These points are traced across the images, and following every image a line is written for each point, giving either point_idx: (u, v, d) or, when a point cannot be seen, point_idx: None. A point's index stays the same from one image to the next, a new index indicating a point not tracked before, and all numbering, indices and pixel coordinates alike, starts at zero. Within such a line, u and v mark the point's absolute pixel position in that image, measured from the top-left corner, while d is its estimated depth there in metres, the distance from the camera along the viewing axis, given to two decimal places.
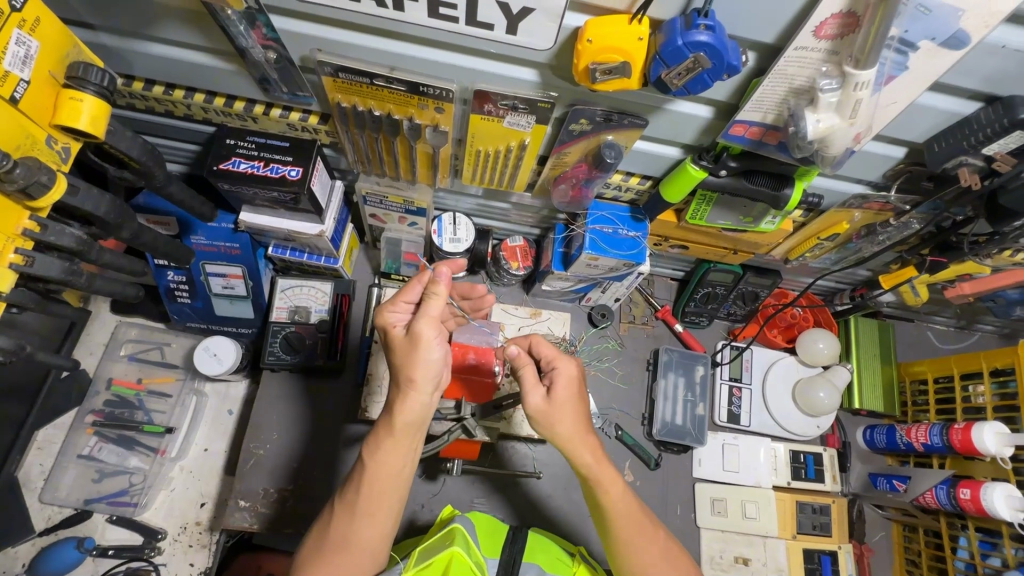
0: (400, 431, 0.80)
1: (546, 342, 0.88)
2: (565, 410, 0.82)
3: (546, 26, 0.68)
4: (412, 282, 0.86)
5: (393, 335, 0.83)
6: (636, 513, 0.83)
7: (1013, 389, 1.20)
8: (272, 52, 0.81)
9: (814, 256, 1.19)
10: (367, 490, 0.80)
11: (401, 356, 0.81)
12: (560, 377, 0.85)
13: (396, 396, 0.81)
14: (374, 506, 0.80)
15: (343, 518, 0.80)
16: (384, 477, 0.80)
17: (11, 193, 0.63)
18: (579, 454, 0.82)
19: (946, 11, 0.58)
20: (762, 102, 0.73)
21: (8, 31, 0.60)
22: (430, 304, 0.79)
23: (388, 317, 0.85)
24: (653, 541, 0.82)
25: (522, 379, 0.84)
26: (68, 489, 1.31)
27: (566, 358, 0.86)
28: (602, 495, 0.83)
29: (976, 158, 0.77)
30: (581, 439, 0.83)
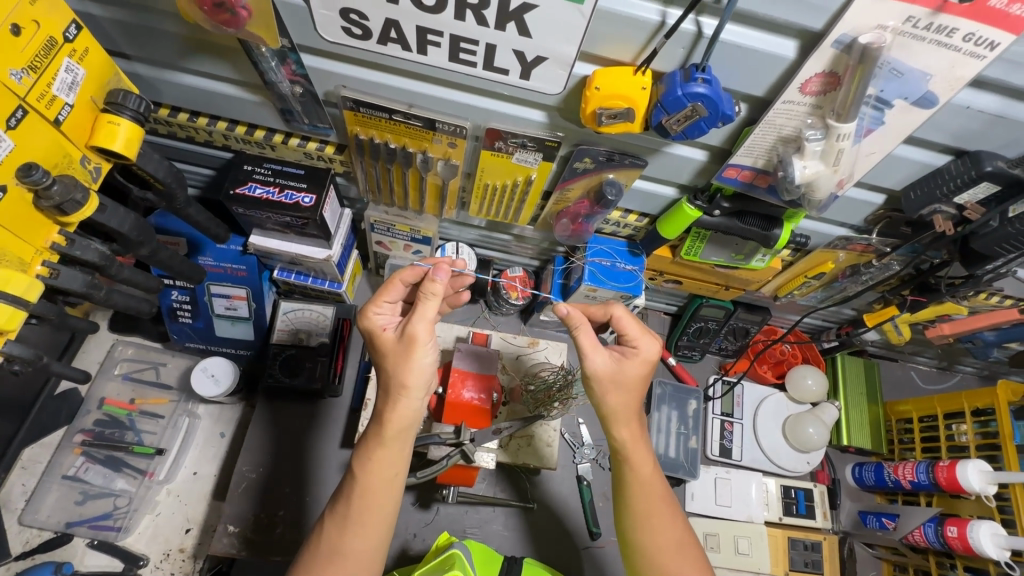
0: (390, 438, 0.83)
1: (633, 320, 0.88)
2: (624, 381, 0.87)
3: (556, 73, 0.74)
4: (393, 283, 0.90)
5: (382, 335, 0.86)
6: (659, 492, 0.89)
7: (995, 429, 1.24)
8: (299, 87, 0.86)
9: (802, 294, 1.24)
10: (358, 500, 0.81)
11: (394, 359, 0.84)
12: (638, 357, 0.88)
13: (387, 401, 0.84)
14: (366, 517, 0.81)
15: (334, 531, 0.80)
16: (375, 487, 0.82)
17: (46, 209, 0.66)
18: (617, 428, 0.90)
19: (916, 75, 0.65)
20: (753, 148, 0.79)
21: (59, 60, 0.65)
22: (426, 306, 0.83)
23: (375, 320, 0.88)
24: (668, 518, 0.88)
25: (584, 344, 0.86)
26: (49, 511, 1.28)
27: (650, 339, 0.89)
28: (628, 476, 0.90)
29: (948, 206, 0.84)
30: (625, 416, 0.90)
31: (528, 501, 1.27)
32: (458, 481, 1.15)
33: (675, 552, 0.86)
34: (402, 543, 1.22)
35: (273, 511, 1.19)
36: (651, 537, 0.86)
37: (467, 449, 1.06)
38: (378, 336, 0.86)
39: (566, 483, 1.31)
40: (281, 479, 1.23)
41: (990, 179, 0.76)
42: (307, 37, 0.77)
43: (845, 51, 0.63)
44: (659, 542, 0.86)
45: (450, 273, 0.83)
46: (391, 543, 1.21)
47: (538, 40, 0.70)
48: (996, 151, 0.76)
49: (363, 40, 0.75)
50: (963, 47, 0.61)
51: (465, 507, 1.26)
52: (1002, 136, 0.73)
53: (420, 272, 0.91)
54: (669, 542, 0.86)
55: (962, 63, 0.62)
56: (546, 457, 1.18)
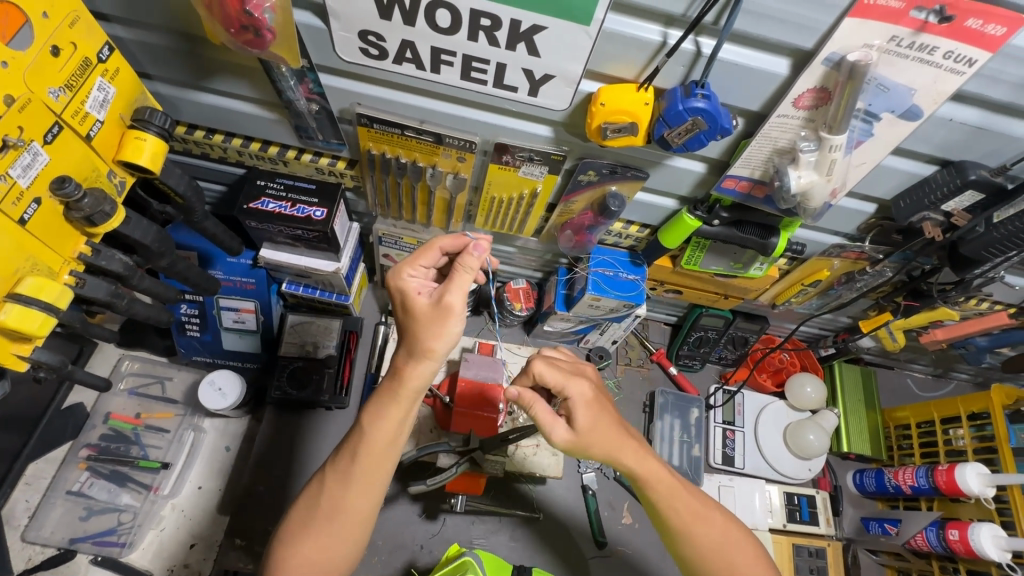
0: (405, 397, 0.81)
1: (548, 369, 0.85)
2: (594, 433, 0.83)
3: (563, 90, 0.78)
4: (429, 248, 0.87)
5: (414, 298, 0.81)
6: (690, 500, 0.87)
7: (990, 432, 1.26)
8: (315, 104, 0.90)
9: (799, 302, 1.28)
10: (363, 457, 0.80)
11: (425, 324, 0.79)
12: (577, 405, 0.84)
13: (409, 363, 0.80)
14: (368, 474, 0.80)
15: (336, 488, 0.80)
16: (381, 444, 0.80)
17: (76, 220, 0.69)
18: (622, 462, 0.84)
19: (900, 90, 0.70)
20: (750, 160, 0.84)
21: (92, 79, 0.68)
22: (464, 278, 0.79)
23: (407, 280, 0.84)
24: (707, 520, 0.86)
25: (540, 420, 0.84)
26: (53, 528, 1.27)
27: (576, 381, 0.85)
28: (652, 496, 0.86)
29: (936, 213, 0.88)
30: (621, 448, 0.84)
31: (535, 511, 1.28)
32: (466, 488, 1.15)
33: (723, 539, 0.86)
34: (409, 555, 1.22)
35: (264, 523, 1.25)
36: (694, 540, 0.85)
37: (476, 456, 1.09)
38: (411, 299, 0.82)
39: (571, 492, 1.32)
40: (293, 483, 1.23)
41: (975, 187, 0.80)
42: (326, 58, 0.81)
43: (834, 68, 0.68)
44: (705, 540, 0.85)
45: (489, 249, 0.81)
46: (399, 554, 1.21)
47: (547, 59, 0.74)
48: (979, 161, 0.81)
49: (380, 60, 0.79)
50: (944, 64, 0.65)
51: (472, 518, 1.27)
52: (984, 146, 0.78)
53: (459, 241, 0.88)
54: (717, 537, 0.86)
55: (944, 78, 0.67)
56: (548, 467, 1.21)
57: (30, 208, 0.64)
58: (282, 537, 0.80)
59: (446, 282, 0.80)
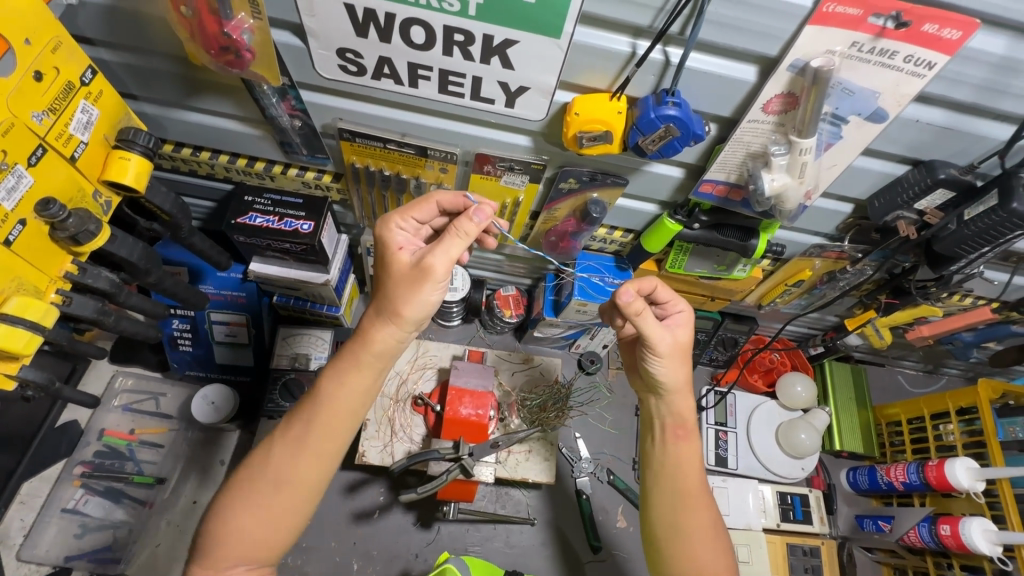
0: (367, 361, 0.81)
1: (669, 287, 0.89)
2: (682, 356, 0.87)
3: (538, 100, 0.80)
4: (425, 203, 0.86)
5: (395, 254, 0.82)
6: (697, 477, 0.86)
7: (979, 426, 1.27)
8: (298, 120, 0.92)
9: (785, 302, 1.29)
10: (319, 425, 0.78)
11: (400, 283, 0.80)
12: (683, 322, 0.89)
13: (376, 322, 0.81)
14: (318, 441, 0.78)
15: (286, 456, 0.77)
16: (337, 411, 0.79)
17: (61, 240, 0.71)
18: (676, 403, 0.89)
19: (865, 94, 0.71)
20: (725, 164, 0.85)
21: (76, 102, 0.70)
22: (452, 242, 0.78)
23: (393, 233, 0.84)
24: (705, 502, 0.85)
25: (648, 324, 0.82)
26: (48, 545, 1.27)
27: (687, 306, 0.91)
28: (672, 451, 0.88)
29: (910, 212, 0.89)
30: (681, 391, 0.88)
31: (530, 517, 1.28)
32: (457, 495, 1.16)
33: (708, 533, 0.83)
34: (404, 564, 1.22)
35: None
36: (685, 516, 0.84)
37: (467, 463, 1.05)
38: (392, 253, 0.82)
39: (565, 498, 1.33)
40: None
41: (945, 185, 0.82)
42: (306, 75, 0.83)
43: (800, 74, 0.70)
44: (693, 524, 0.83)
45: (490, 216, 0.78)
46: (393, 563, 1.21)
47: (520, 71, 0.76)
48: (948, 160, 0.82)
49: (359, 76, 0.80)
50: (905, 68, 0.67)
51: (466, 525, 1.27)
52: (952, 146, 0.79)
53: (455, 201, 0.87)
54: (705, 524, 0.84)
55: (906, 81, 0.68)
56: (542, 470, 1.21)
57: (15, 229, 0.66)
58: (219, 502, 0.77)
59: (435, 244, 0.79)
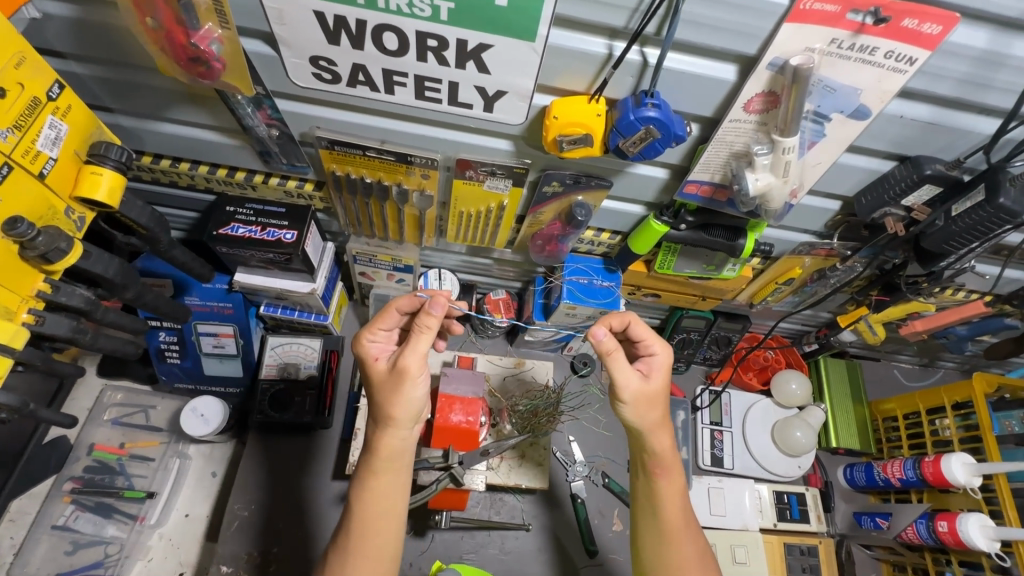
0: (381, 466, 0.82)
1: (644, 324, 0.89)
2: (657, 400, 0.85)
3: (517, 104, 0.79)
4: (389, 311, 0.90)
5: (373, 365, 0.85)
6: (681, 511, 0.88)
7: (975, 421, 1.26)
8: (275, 129, 0.91)
9: (777, 300, 1.28)
10: (355, 530, 0.81)
11: (384, 391, 0.81)
12: (656, 366, 0.88)
13: (375, 431, 0.83)
14: (365, 544, 0.80)
15: (338, 563, 0.80)
16: (372, 516, 0.81)
17: (31, 258, 0.70)
18: (658, 441, 0.87)
19: (846, 90, 0.70)
20: (708, 164, 0.84)
21: (43, 118, 0.69)
22: (419, 339, 0.80)
23: (369, 347, 0.88)
24: (690, 535, 0.88)
25: (617, 368, 0.82)
26: (38, 564, 1.24)
27: (663, 345, 0.89)
28: (660, 485, 0.89)
29: (897, 208, 0.88)
30: (662, 431, 0.87)
31: (524, 523, 1.27)
32: (449, 504, 1.15)
33: (697, 562, 0.86)
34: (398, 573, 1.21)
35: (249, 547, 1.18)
36: (673, 550, 0.86)
37: (456, 472, 1.08)
38: (369, 364, 0.85)
39: (560, 502, 1.31)
40: (276, 514, 1.22)
41: (932, 181, 0.81)
42: (281, 84, 0.82)
43: (779, 72, 0.68)
44: (682, 556, 0.86)
45: (447, 305, 0.78)
46: None
47: (497, 76, 0.74)
48: (935, 155, 0.81)
49: (334, 84, 0.79)
50: (886, 63, 0.66)
51: (460, 533, 1.26)
52: (938, 141, 0.78)
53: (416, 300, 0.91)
54: (693, 555, 0.87)
55: (888, 77, 0.67)
56: (535, 476, 1.20)
57: None
58: None
59: (405, 344, 0.81)
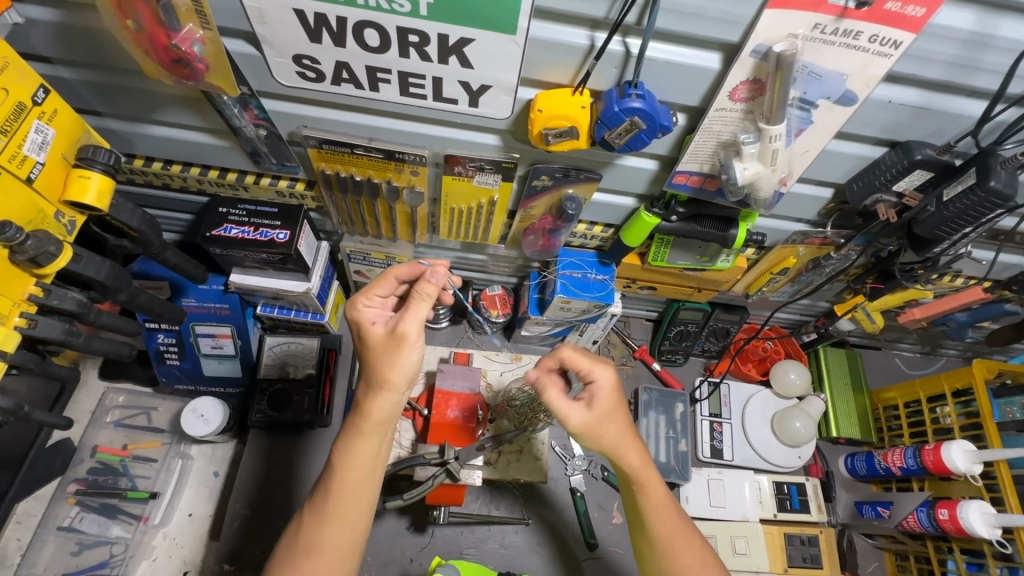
0: (370, 429, 0.83)
1: (580, 355, 0.86)
2: (608, 421, 0.86)
3: (503, 98, 0.78)
4: (383, 279, 0.91)
5: (370, 329, 0.85)
6: (674, 517, 0.89)
7: (976, 408, 1.26)
8: (263, 129, 0.91)
9: (773, 290, 1.27)
10: (335, 492, 0.81)
11: (380, 353, 0.83)
12: (600, 389, 0.86)
13: (367, 393, 0.83)
14: (336, 506, 0.81)
15: (312, 526, 0.80)
16: (353, 480, 0.82)
17: (21, 262, 0.71)
18: (625, 458, 0.87)
19: (833, 76, 0.69)
20: (696, 154, 0.84)
21: (29, 122, 0.70)
22: (419, 306, 0.82)
23: (365, 312, 0.87)
24: (690, 543, 0.87)
25: (556, 404, 0.85)
26: (45, 565, 1.25)
27: (602, 367, 0.86)
28: (642, 501, 0.88)
29: (889, 195, 0.88)
30: (627, 446, 0.87)
31: (524, 517, 1.28)
32: (447, 500, 1.16)
33: (698, 567, 0.86)
34: (399, 569, 1.21)
35: (252, 546, 1.20)
36: (672, 559, 0.86)
37: (452, 467, 1.06)
38: (365, 328, 0.85)
39: (559, 497, 1.31)
40: (274, 514, 1.23)
41: (923, 167, 0.80)
42: (266, 84, 0.82)
43: (763, 59, 0.68)
44: (683, 563, 0.86)
45: (446, 275, 0.84)
46: (388, 569, 1.21)
47: (480, 70, 0.74)
48: (926, 140, 0.80)
49: (319, 82, 0.79)
50: (871, 48, 0.65)
51: (460, 528, 1.26)
52: (928, 125, 0.77)
53: (412, 269, 0.93)
54: (692, 560, 0.86)
55: (873, 62, 0.66)
56: (533, 471, 1.21)
57: None
58: None
59: (403, 310, 0.84)
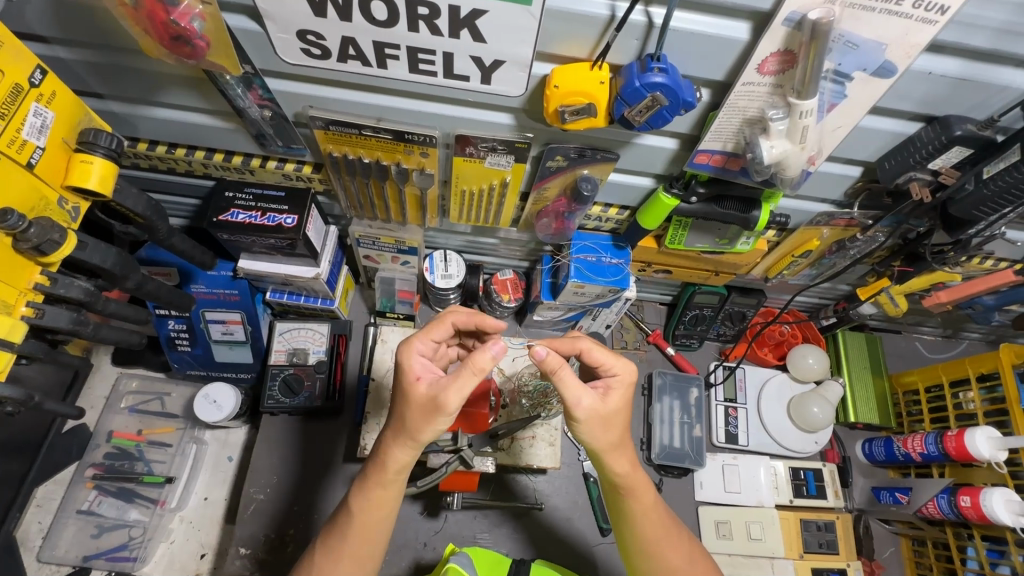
0: (389, 477, 0.81)
1: (600, 349, 0.82)
2: (611, 420, 0.79)
3: (517, 75, 0.75)
4: (439, 322, 0.85)
5: (412, 385, 0.76)
6: (660, 518, 0.87)
7: (1002, 394, 1.22)
8: (268, 111, 0.88)
9: (793, 274, 1.23)
10: (353, 533, 0.82)
11: (417, 415, 0.76)
12: (618, 385, 0.80)
13: (394, 444, 0.79)
14: (346, 546, 0.81)
15: (324, 560, 0.81)
16: (369, 520, 0.82)
17: (27, 251, 0.70)
18: (613, 465, 0.82)
19: (871, 46, 0.65)
20: (720, 132, 0.80)
21: (27, 105, 0.68)
22: (466, 378, 0.72)
23: (412, 362, 0.78)
24: (676, 547, 0.87)
25: (567, 383, 0.75)
26: (67, 546, 1.28)
27: (625, 361, 0.82)
28: (630, 505, 0.86)
29: (924, 172, 0.83)
30: (620, 449, 0.82)
31: (536, 502, 1.27)
32: (460, 487, 1.15)
33: (688, 562, 0.87)
34: (413, 553, 1.21)
35: (267, 530, 1.19)
36: (659, 555, 0.86)
37: (466, 454, 1.07)
38: (408, 384, 0.77)
39: (573, 482, 1.30)
40: (291, 497, 1.23)
41: (961, 143, 0.76)
42: (269, 62, 0.79)
43: (796, 28, 0.63)
44: (672, 563, 0.86)
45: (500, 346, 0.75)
46: (403, 556, 1.21)
47: (494, 45, 0.70)
48: (966, 114, 0.76)
49: (324, 59, 0.76)
50: (914, 14, 0.60)
51: (473, 513, 1.26)
52: (969, 99, 0.73)
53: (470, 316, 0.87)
54: (682, 557, 0.87)
55: (915, 29, 0.62)
56: (545, 457, 1.19)
57: None
58: None
59: (448, 381, 0.74)
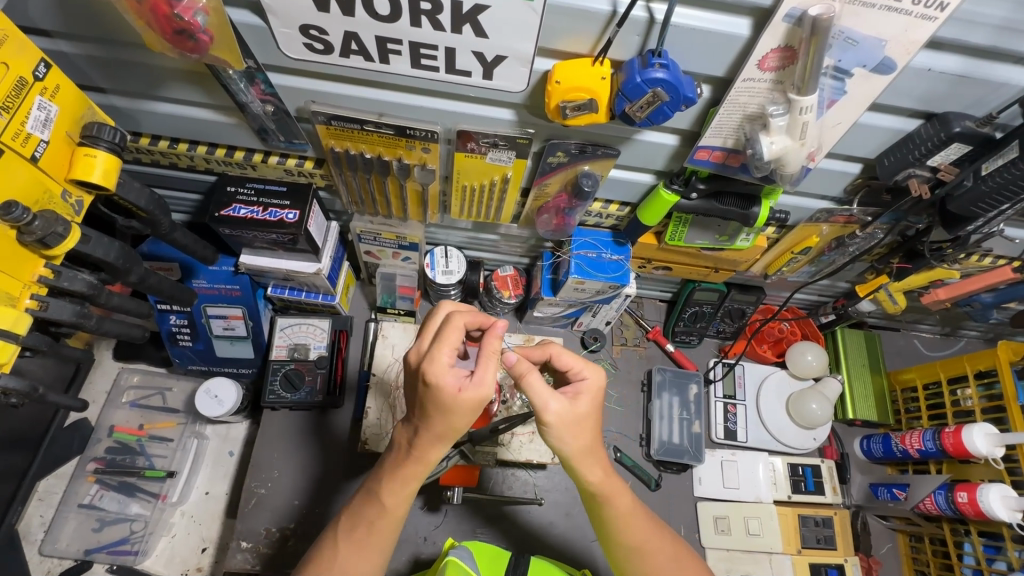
0: (409, 472, 0.81)
1: (567, 351, 0.82)
2: (582, 424, 0.79)
3: (519, 70, 0.75)
4: (450, 327, 0.74)
5: (460, 398, 0.72)
6: (640, 520, 0.88)
7: (999, 391, 1.23)
8: (270, 105, 0.88)
9: (792, 270, 1.24)
10: (358, 530, 0.82)
11: (468, 416, 0.74)
12: (586, 390, 0.80)
13: (437, 444, 0.78)
14: (353, 538, 0.82)
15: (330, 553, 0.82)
16: (374, 515, 0.82)
17: (31, 243, 0.71)
18: (586, 474, 0.82)
19: (871, 42, 0.65)
20: (720, 128, 0.80)
21: (31, 98, 0.68)
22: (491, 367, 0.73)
23: (445, 376, 0.71)
24: (661, 546, 0.88)
25: (536, 389, 0.75)
26: (69, 540, 1.29)
27: (593, 367, 0.82)
28: (609, 511, 0.86)
29: (923, 169, 0.84)
30: (592, 455, 0.82)
31: (535, 497, 1.27)
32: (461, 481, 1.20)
33: (672, 560, 0.88)
34: (413, 548, 1.22)
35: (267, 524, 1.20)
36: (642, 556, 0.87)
37: (465, 448, 1.14)
38: (455, 398, 0.72)
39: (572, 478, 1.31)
40: (290, 492, 1.23)
41: (960, 140, 0.76)
42: (272, 56, 0.79)
43: (797, 24, 0.64)
44: (657, 564, 0.87)
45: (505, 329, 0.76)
46: (402, 551, 1.21)
47: (495, 40, 0.71)
48: (965, 111, 0.76)
49: (327, 54, 0.76)
50: (913, 10, 0.61)
51: (472, 508, 1.26)
52: (968, 96, 0.73)
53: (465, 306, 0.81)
54: (667, 554, 0.88)
55: (915, 26, 0.62)
56: (544, 452, 1.20)
57: None
58: None
59: (482, 378, 0.72)
